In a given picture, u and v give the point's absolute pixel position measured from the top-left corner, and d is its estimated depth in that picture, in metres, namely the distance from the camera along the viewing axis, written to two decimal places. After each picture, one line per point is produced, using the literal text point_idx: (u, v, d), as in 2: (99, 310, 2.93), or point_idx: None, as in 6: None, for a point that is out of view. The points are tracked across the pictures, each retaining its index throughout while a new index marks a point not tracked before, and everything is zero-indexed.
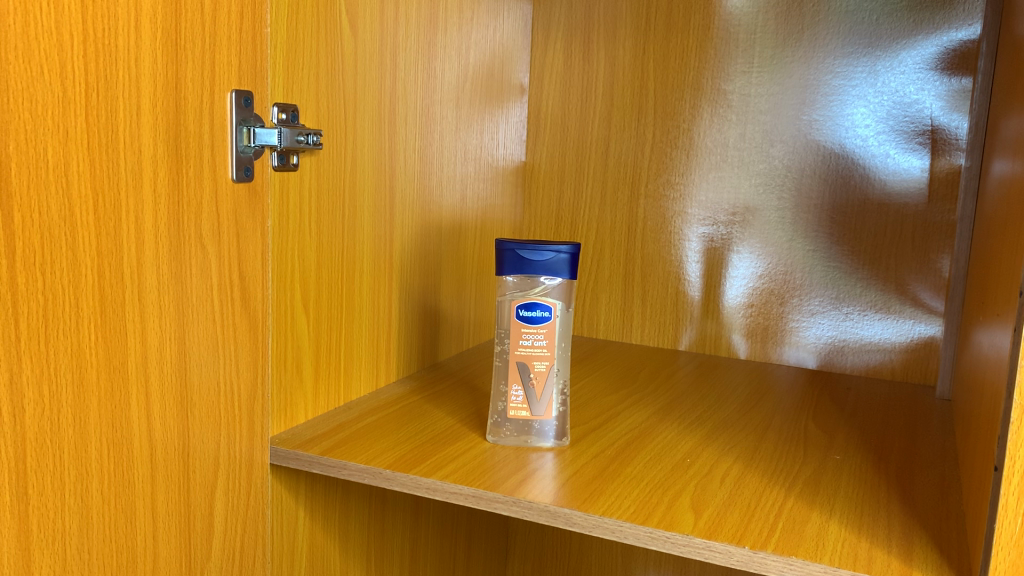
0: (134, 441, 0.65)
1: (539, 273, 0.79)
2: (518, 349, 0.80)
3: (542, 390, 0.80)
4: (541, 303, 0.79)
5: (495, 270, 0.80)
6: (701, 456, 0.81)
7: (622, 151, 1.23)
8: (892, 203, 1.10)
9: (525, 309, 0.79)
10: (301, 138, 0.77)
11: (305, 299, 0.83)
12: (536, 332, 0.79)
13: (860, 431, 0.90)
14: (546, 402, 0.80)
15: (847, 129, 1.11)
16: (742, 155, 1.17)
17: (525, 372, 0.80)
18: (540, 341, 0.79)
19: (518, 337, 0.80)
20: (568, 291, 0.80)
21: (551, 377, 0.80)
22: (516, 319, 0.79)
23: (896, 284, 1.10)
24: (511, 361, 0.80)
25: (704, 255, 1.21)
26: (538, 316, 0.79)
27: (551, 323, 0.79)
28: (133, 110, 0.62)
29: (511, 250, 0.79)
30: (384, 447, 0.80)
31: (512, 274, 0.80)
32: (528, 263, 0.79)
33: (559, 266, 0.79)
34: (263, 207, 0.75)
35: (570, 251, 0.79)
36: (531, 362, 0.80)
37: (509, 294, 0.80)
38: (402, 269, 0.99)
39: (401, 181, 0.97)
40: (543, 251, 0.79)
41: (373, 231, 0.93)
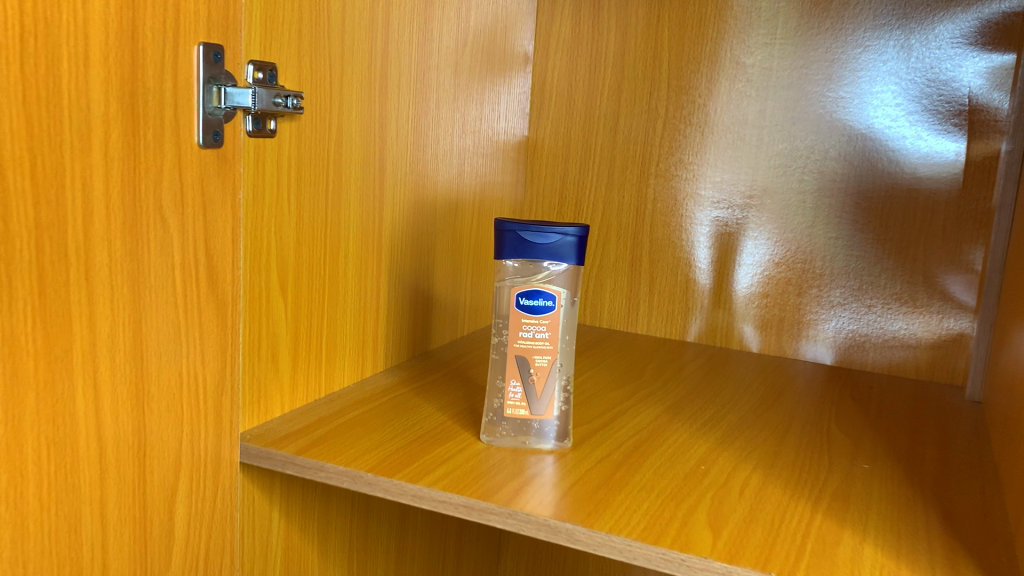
0: (80, 439, 0.57)
1: (542, 258, 0.71)
2: (517, 341, 0.72)
3: (543, 388, 0.72)
4: (543, 291, 0.71)
5: (494, 253, 0.72)
6: (717, 463, 0.74)
7: (631, 127, 1.15)
8: (922, 189, 1.02)
9: (526, 298, 0.71)
10: (279, 100, 0.69)
11: (282, 281, 0.75)
12: (538, 323, 0.72)
13: (888, 437, 0.83)
14: (546, 400, 0.72)
15: (875, 107, 1.03)
16: (761, 133, 1.08)
17: (524, 366, 0.72)
18: (542, 334, 0.72)
19: (517, 328, 0.72)
20: (574, 278, 0.72)
21: (553, 373, 0.72)
22: (515, 308, 0.72)
23: (924, 277, 1.03)
24: (509, 354, 0.72)
25: (718, 241, 1.13)
26: (539, 305, 0.71)
27: (555, 314, 0.72)
28: (80, 61, 0.53)
29: (512, 232, 0.71)
30: (367, 445, 0.73)
31: (512, 258, 0.71)
32: (530, 246, 0.71)
33: (565, 250, 0.71)
34: (235, 178, 0.67)
35: (578, 234, 0.71)
36: (531, 356, 0.72)
37: (508, 280, 0.73)
38: (392, 250, 0.91)
39: (392, 152, 0.88)
40: (548, 233, 0.70)
41: (359, 206, 0.85)
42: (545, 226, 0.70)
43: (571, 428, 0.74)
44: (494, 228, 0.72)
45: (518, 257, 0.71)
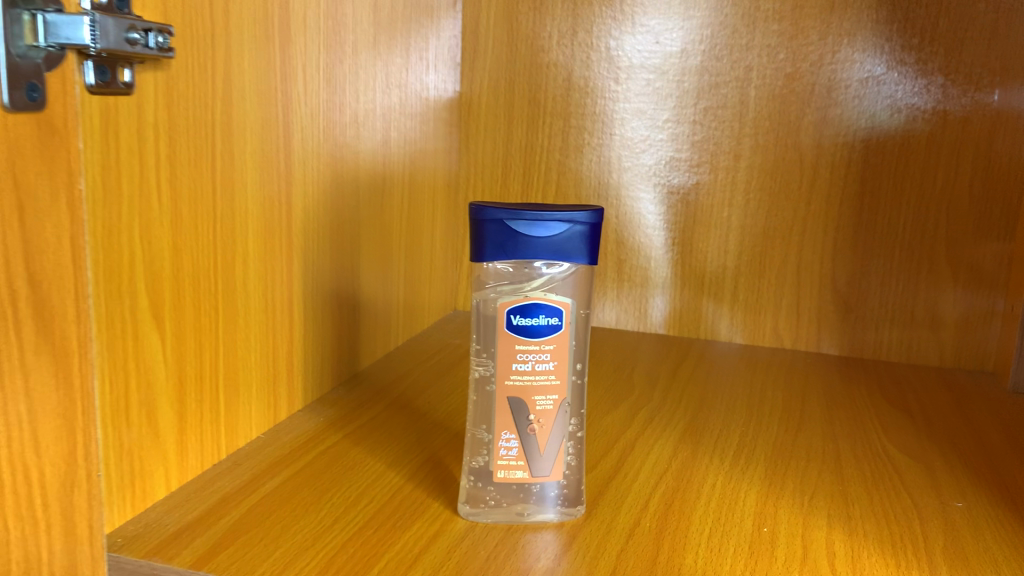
0: None
1: (540, 258, 0.50)
2: (510, 376, 0.51)
3: (548, 439, 0.52)
4: (545, 305, 0.51)
5: (470, 251, 0.50)
6: (780, 522, 0.55)
7: (588, 79, 0.94)
8: (943, 141, 0.85)
9: (521, 317, 0.51)
10: (136, 37, 0.45)
11: (155, 308, 0.52)
12: (539, 349, 0.51)
13: (959, 456, 0.66)
14: (552, 455, 0.52)
15: (887, 44, 0.85)
16: (748, 80, 0.90)
17: (521, 411, 0.51)
18: (545, 364, 0.51)
19: (510, 358, 0.51)
20: (584, 284, 0.52)
21: (561, 418, 0.52)
22: (507, 331, 0.51)
23: (947, 246, 0.87)
24: (500, 395, 0.51)
25: (697, 212, 0.94)
26: (540, 326, 0.51)
27: (562, 336, 0.51)
28: None
29: (497, 222, 0.49)
30: (302, 539, 0.50)
31: (497, 259, 0.50)
32: (523, 242, 0.50)
33: (573, 246, 0.50)
34: (69, 160, 0.42)
35: (589, 221, 0.50)
36: (531, 396, 0.51)
37: (492, 289, 0.51)
38: (308, 247, 0.68)
39: (299, 113, 0.65)
40: (548, 222, 0.49)
41: (262, 190, 0.61)
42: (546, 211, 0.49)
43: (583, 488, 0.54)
44: (470, 214, 0.50)
45: (507, 258, 0.50)
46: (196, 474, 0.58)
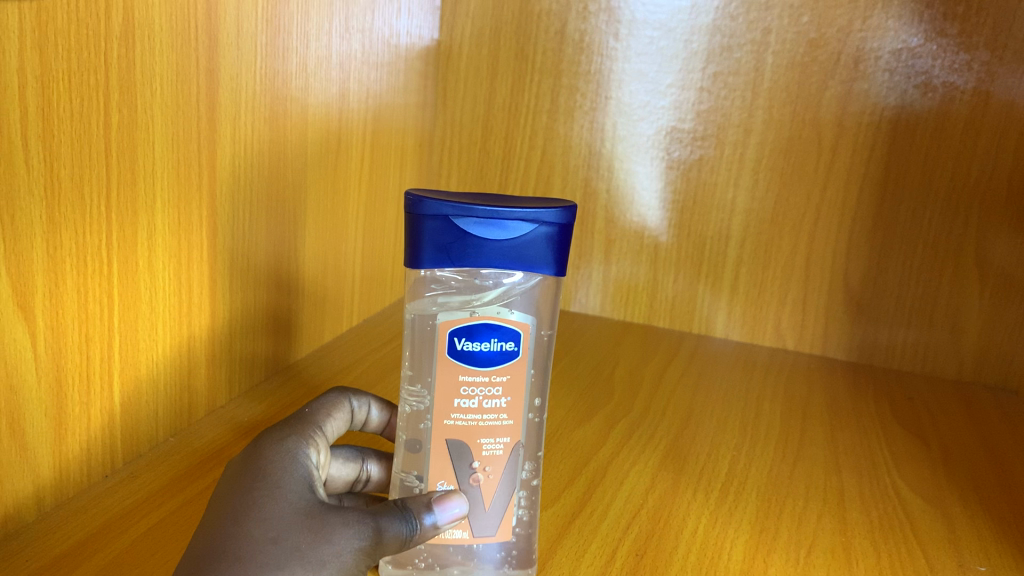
0: None
1: (495, 266, 0.41)
2: (450, 414, 0.43)
3: (496, 493, 0.44)
4: (497, 327, 0.42)
5: (406, 254, 0.41)
6: None
7: (584, 32, 0.83)
8: (984, 124, 0.74)
9: (468, 341, 0.42)
10: None
11: (21, 295, 0.42)
12: (489, 382, 0.42)
13: (981, 501, 0.57)
14: (502, 513, 0.44)
15: (928, 12, 0.74)
16: (765, 44, 0.79)
17: (463, 457, 0.43)
18: (495, 401, 0.43)
19: (452, 392, 0.42)
20: (547, 300, 0.44)
21: (513, 465, 0.44)
22: (448, 357, 0.42)
23: (976, 248, 0.77)
24: (438, 436, 0.43)
25: (697, 192, 0.84)
26: (492, 354, 0.42)
27: (519, 365, 0.43)
28: None
29: (440, 218, 0.40)
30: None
31: (438, 266, 0.41)
32: (472, 246, 0.41)
33: (537, 251, 0.41)
34: None
35: (558, 223, 0.41)
36: (477, 439, 0.43)
37: (433, 298, 0.43)
38: (237, 217, 0.58)
39: (230, 59, 0.55)
40: (507, 222, 0.40)
41: (179, 151, 0.52)
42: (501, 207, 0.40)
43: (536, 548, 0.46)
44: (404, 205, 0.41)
45: (449, 265, 0.41)
46: (71, 501, 0.48)
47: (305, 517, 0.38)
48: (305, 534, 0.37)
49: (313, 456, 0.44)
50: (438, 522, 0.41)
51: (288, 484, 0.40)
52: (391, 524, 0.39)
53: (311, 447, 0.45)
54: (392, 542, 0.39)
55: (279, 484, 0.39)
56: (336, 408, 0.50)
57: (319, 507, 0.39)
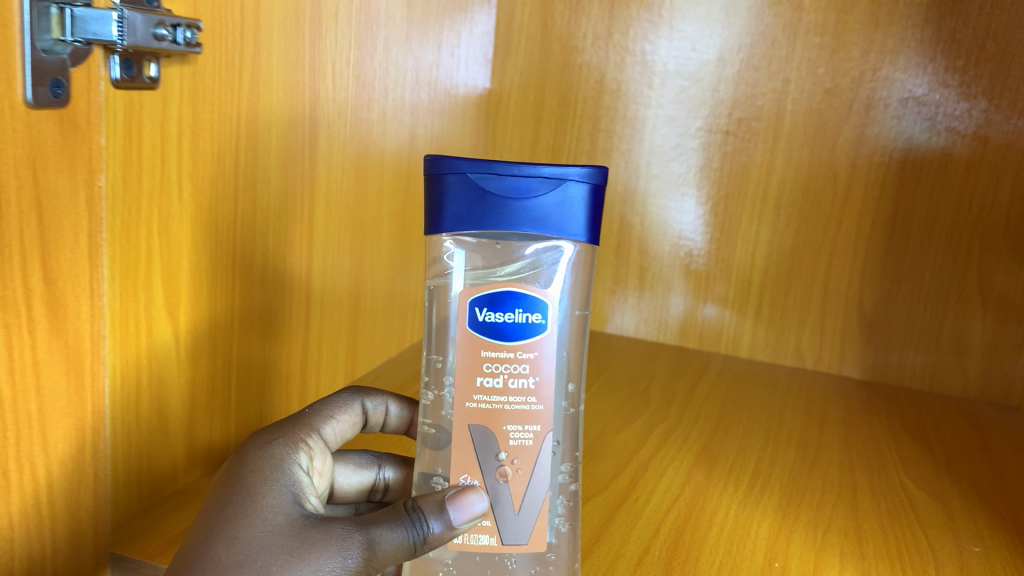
0: None
1: (516, 227, 0.42)
2: (475, 394, 0.43)
3: (525, 486, 0.44)
4: (523, 298, 0.43)
5: (429, 219, 0.43)
6: (792, 557, 0.54)
7: (620, 82, 0.93)
8: (983, 165, 0.83)
9: (491, 309, 0.42)
10: (162, 32, 0.44)
11: (171, 304, 0.51)
12: (516, 359, 0.43)
13: (979, 495, 0.65)
14: (532, 510, 0.44)
15: (931, 64, 0.83)
16: (785, 93, 0.88)
17: (489, 442, 0.43)
18: (523, 381, 0.43)
19: (476, 368, 0.43)
20: (582, 276, 0.44)
21: (543, 455, 0.44)
22: (471, 329, 0.43)
23: (978, 276, 0.85)
24: (463, 417, 0.43)
25: (724, 225, 0.93)
26: (517, 329, 0.43)
27: (547, 342, 0.43)
28: None
29: (459, 176, 0.42)
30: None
31: (458, 226, 0.42)
32: (491, 205, 0.42)
33: (561, 212, 0.42)
34: (89, 155, 0.43)
35: (584, 182, 0.42)
36: (504, 425, 0.43)
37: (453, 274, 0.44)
38: (325, 242, 0.68)
39: (327, 110, 0.64)
40: (528, 181, 0.41)
41: (287, 187, 0.61)
42: (522, 165, 0.41)
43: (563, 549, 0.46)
44: (427, 169, 0.43)
45: (467, 224, 0.42)
46: (189, 485, 0.57)
47: (285, 538, 0.40)
48: (281, 554, 0.40)
49: (298, 459, 0.48)
50: (456, 522, 0.42)
51: (271, 500, 0.43)
52: (383, 534, 0.41)
53: (297, 451, 0.48)
54: (385, 550, 0.41)
55: (263, 500, 0.42)
56: (343, 410, 0.55)
57: (303, 523, 0.42)
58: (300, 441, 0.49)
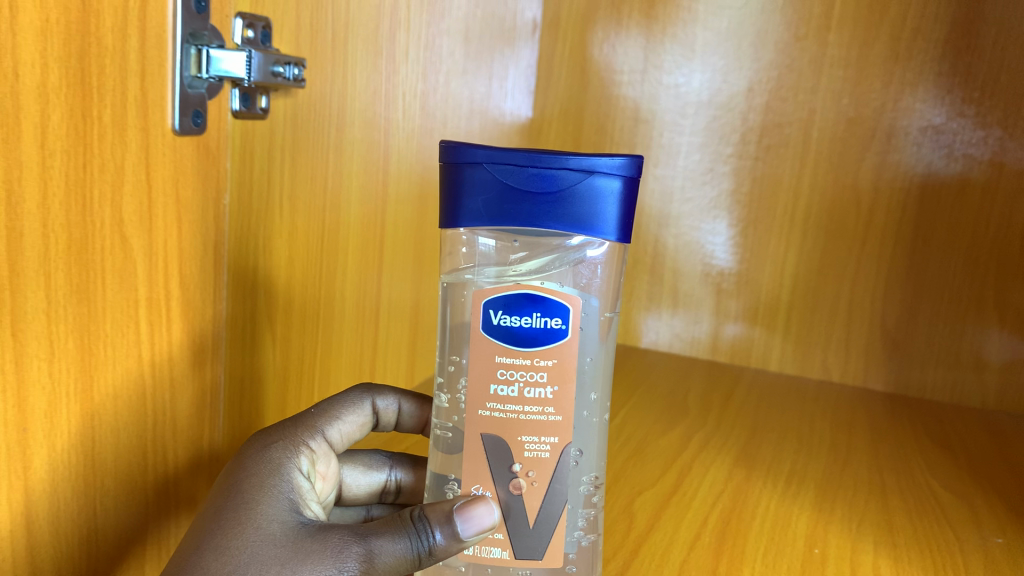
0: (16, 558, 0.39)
1: (537, 221, 0.43)
2: (489, 402, 0.44)
3: (540, 499, 0.45)
4: (543, 303, 0.44)
5: (449, 211, 0.44)
6: (830, 545, 0.59)
7: (654, 111, 0.99)
8: (999, 189, 0.88)
9: (506, 313, 0.44)
10: (279, 69, 0.51)
11: (270, 310, 0.57)
12: (533, 367, 0.44)
13: (1000, 496, 0.70)
14: (548, 524, 0.45)
15: (949, 95, 0.88)
16: (811, 123, 0.94)
17: (505, 450, 0.44)
18: (540, 390, 0.44)
19: (491, 376, 0.44)
20: (611, 277, 0.45)
21: (560, 466, 0.45)
22: (485, 333, 0.44)
23: (996, 293, 0.90)
24: (478, 424, 0.44)
25: (752, 245, 0.98)
26: (534, 335, 0.44)
27: (566, 349, 0.44)
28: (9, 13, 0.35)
29: (478, 167, 0.43)
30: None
31: (477, 219, 0.43)
32: (511, 199, 0.43)
33: (586, 203, 0.43)
34: (217, 176, 0.49)
35: (613, 172, 0.43)
36: (519, 434, 0.44)
37: (471, 272, 0.45)
38: (392, 257, 0.73)
39: (398, 137, 0.71)
40: (551, 174, 0.43)
41: (364, 207, 0.67)
42: (541, 154, 0.42)
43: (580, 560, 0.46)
44: (443, 158, 0.44)
45: (486, 217, 0.43)
46: None
47: (283, 548, 0.42)
48: (277, 564, 0.41)
49: (297, 463, 0.50)
50: (465, 534, 0.43)
51: (270, 511, 0.44)
52: (383, 546, 0.42)
53: (296, 455, 0.50)
54: (385, 561, 0.42)
55: (258, 509, 0.44)
56: (353, 409, 0.57)
57: (299, 533, 0.43)
58: (303, 446, 0.51)
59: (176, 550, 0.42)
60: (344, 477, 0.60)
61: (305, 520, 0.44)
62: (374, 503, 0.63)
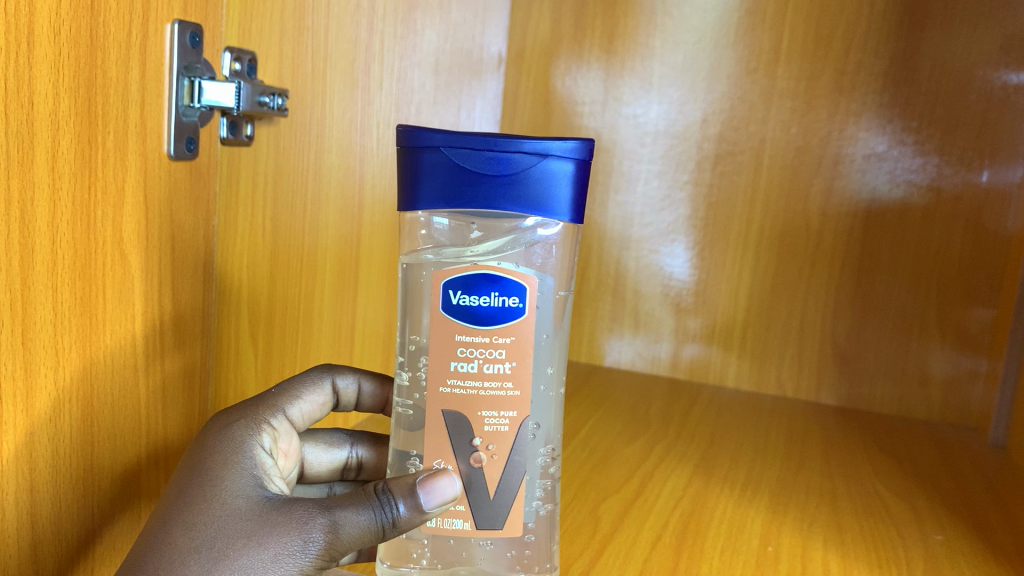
0: (16, 550, 0.42)
1: (493, 202, 0.47)
2: (450, 379, 0.48)
3: (499, 470, 0.49)
4: (502, 284, 0.47)
5: (409, 195, 0.48)
6: (783, 543, 0.63)
7: (615, 141, 1.04)
8: (938, 213, 0.93)
9: (465, 293, 0.47)
10: (264, 100, 0.54)
11: (253, 326, 0.60)
12: (492, 345, 0.48)
13: (941, 499, 0.74)
14: (507, 494, 0.49)
15: (889, 125, 0.94)
16: (761, 150, 0.99)
17: (466, 423, 0.48)
18: (498, 366, 0.48)
19: (452, 353, 0.48)
20: (567, 259, 0.50)
21: (518, 439, 0.49)
22: (446, 312, 0.48)
23: (937, 312, 0.95)
24: (439, 400, 0.48)
25: (709, 267, 1.03)
26: (493, 315, 0.48)
27: (522, 327, 0.48)
28: (22, 47, 0.38)
29: (434, 150, 0.46)
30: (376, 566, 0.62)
31: (436, 201, 0.47)
32: (469, 181, 0.46)
33: (542, 182, 0.47)
34: (206, 199, 0.52)
35: (566, 152, 0.47)
36: (479, 409, 0.48)
37: (428, 252, 0.49)
38: (367, 278, 0.77)
39: (372, 165, 0.74)
40: (507, 156, 0.46)
41: (341, 230, 0.71)
42: (497, 138, 0.46)
43: (535, 530, 0.51)
44: (402, 141, 0.47)
45: (442, 198, 0.47)
46: None
47: (248, 522, 0.44)
48: (242, 538, 0.44)
49: (262, 440, 0.52)
50: (428, 505, 0.46)
51: (234, 486, 0.46)
52: (347, 518, 0.45)
53: (259, 433, 0.52)
54: (350, 532, 0.45)
55: (224, 484, 0.46)
56: (313, 388, 0.58)
57: (265, 505, 0.46)
58: (268, 421, 0.53)
59: (147, 524, 0.45)
60: (306, 454, 0.62)
61: (269, 494, 0.47)
62: (337, 480, 0.65)
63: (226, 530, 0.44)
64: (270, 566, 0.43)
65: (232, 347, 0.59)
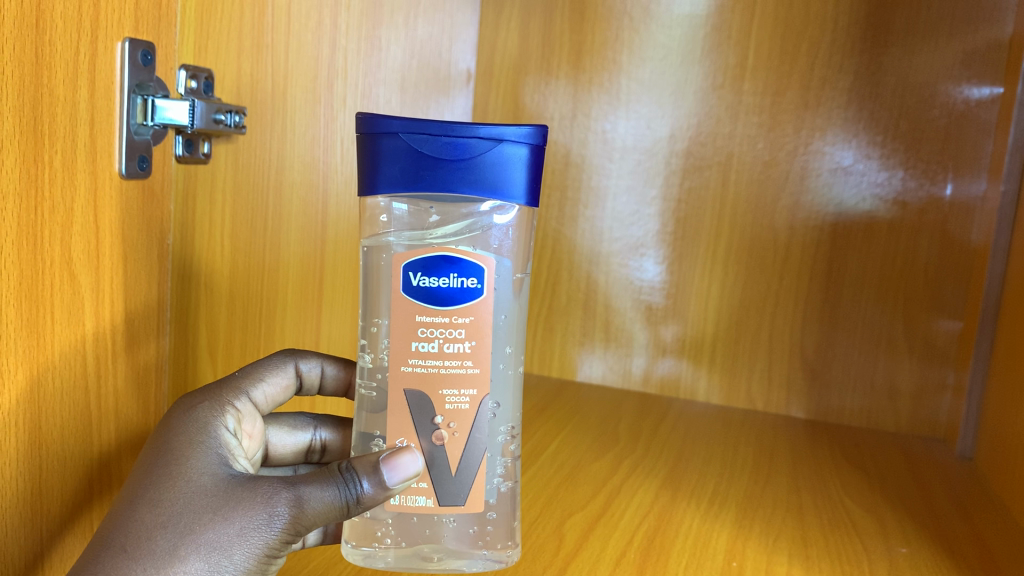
0: None
1: (451, 188, 0.46)
2: (411, 359, 0.47)
3: (460, 448, 0.48)
4: (460, 263, 0.47)
5: (366, 180, 0.47)
6: (748, 558, 0.63)
7: (585, 155, 1.04)
8: (904, 226, 0.94)
9: (425, 274, 0.47)
10: (220, 117, 0.54)
11: (212, 343, 0.60)
12: (452, 324, 0.47)
13: (908, 512, 0.74)
14: (468, 472, 0.49)
15: (854, 140, 0.94)
16: (728, 166, 1.00)
17: (427, 403, 0.48)
18: (458, 345, 0.48)
19: (412, 334, 0.47)
20: (523, 241, 0.50)
21: (478, 416, 0.49)
22: (407, 293, 0.47)
23: (904, 324, 0.95)
24: (399, 381, 0.48)
25: (679, 279, 1.03)
26: (454, 293, 0.47)
27: (481, 307, 0.48)
28: None
29: (392, 135, 0.46)
30: None
31: (393, 185, 0.47)
32: (427, 167, 0.46)
33: (499, 167, 0.47)
34: (159, 219, 0.52)
35: (522, 136, 0.47)
36: (440, 388, 0.48)
37: (387, 236, 0.48)
38: (331, 294, 0.76)
39: (336, 181, 0.74)
40: (464, 141, 0.46)
41: (304, 247, 0.70)
42: (452, 123, 0.46)
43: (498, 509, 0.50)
44: (361, 129, 0.47)
45: (399, 182, 0.47)
46: None
47: (212, 499, 0.44)
48: (205, 514, 0.44)
49: (225, 420, 0.51)
50: (391, 482, 0.45)
51: (199, 464, 0.46)
52: (312, 493, 0.45)
53: (223, 414, 0.51)
54: (316, 508, 0.44)
55: (189, 463, 0.46)
56: (276, 372, 0.57)
57: (230, 482, 0.46)
58: (231, 402, 0.53)
59: (115, 504, 0.45)
60: (268, 437, 0.61)
61: (236, 472, 0.47)
62: (301, 463, 0.64)
63: (189, 507, 0.44)
64: (236, 540, 0.43)
65: (192, 361, 0.58)
